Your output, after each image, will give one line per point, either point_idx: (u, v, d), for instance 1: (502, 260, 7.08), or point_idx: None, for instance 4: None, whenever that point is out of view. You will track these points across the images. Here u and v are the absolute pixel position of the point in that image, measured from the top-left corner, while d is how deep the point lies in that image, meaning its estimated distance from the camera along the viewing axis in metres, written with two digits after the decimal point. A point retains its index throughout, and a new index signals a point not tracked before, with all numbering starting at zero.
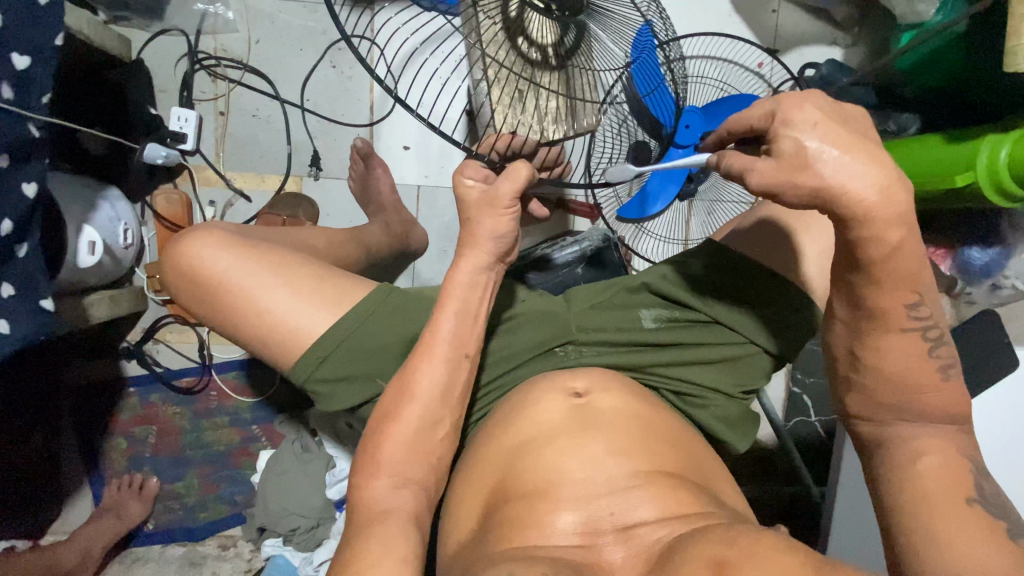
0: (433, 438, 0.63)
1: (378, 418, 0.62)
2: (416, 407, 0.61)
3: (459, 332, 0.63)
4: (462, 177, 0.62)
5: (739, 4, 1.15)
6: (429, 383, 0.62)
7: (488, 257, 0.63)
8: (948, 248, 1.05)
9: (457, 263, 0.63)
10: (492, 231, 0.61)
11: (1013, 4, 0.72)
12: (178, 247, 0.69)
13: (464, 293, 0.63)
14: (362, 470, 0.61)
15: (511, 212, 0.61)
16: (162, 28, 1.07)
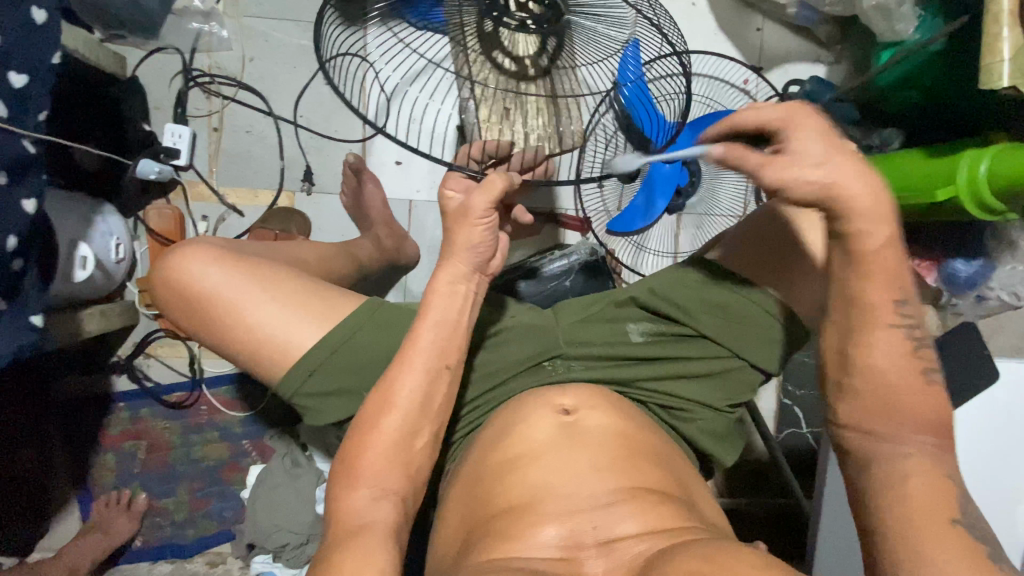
0: (413, 448, 0.63)
1: (360, 429, 0.62)
2: (395, 418, 0.61)
3: (439, 342, 0.63)
4: (444, 189, 0.62)
5: (724, 22, 1.18)
6: (409, 393, 0.62)
7: (466, 266, 0.63)
8: (933, 260, 1.06)
9: (437, 273, 0.64)
10: (466, 241, 0.62)
11: (987, 24, 0.74)
12: (168, 262, 0.69)
13: (443, 301, 0.63)
14: (343, 481, 0.61)
15: (484, 222, 0.61)
16: (158, 46, 1.09)
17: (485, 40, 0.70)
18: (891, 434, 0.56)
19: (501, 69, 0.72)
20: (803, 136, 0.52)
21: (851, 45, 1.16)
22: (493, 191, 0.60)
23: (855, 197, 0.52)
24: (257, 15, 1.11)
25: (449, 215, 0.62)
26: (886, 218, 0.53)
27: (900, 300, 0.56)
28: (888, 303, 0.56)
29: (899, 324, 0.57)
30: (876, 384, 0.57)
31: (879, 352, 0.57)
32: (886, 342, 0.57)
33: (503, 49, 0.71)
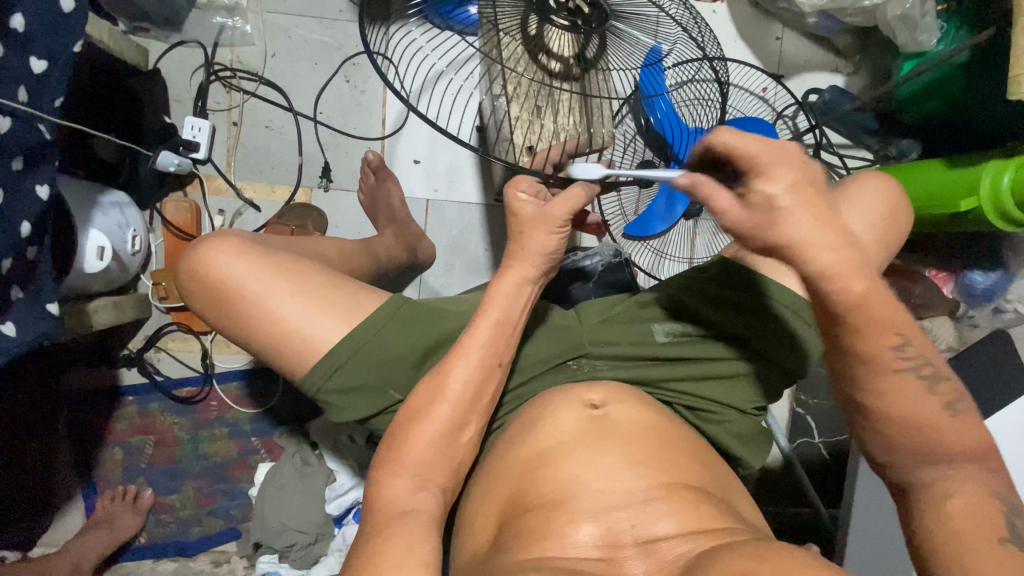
0: (460, 441, 0.62)
1: (407, 419, 0.61)
2: (447, 408, 0.61)
3: (493, 339, 0.63)
4: (517, 192, 0.65)
5: (743, 30, 1.18)
6: (460, 383, 0.61)
7: (533, 269, 0.64)
8: (949, 272, 1.08)
9: (503, 275, 0.64)
10: (541, 247, 0.64)
11: (1018, 34, 0.74)
12: (193, 253, 0.69)
13: (507, 301, 0.63)
14: (381, 475, 0.59)
15: (560, 231, 0.64)
16: (180, 40, 1.08)
17: (530, 43, 0.71)
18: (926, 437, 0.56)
19: (542, 68, 0.72)
20: (769, 187, 0.48)
21: (869, 55, 1.17)
22: (573, 201, 0.62)
23: (814, 257, 0.50)
24: (280, 12, 1.11)
25: (524, 220, 0.65)
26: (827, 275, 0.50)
27: (901, 343, 0.54)
28: (887, 347, 0.53)
29: (906, 368, 0.54)
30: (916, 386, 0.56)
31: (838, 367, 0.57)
32: (895, 386, 0.54)
33: (546, 50, 0.72)
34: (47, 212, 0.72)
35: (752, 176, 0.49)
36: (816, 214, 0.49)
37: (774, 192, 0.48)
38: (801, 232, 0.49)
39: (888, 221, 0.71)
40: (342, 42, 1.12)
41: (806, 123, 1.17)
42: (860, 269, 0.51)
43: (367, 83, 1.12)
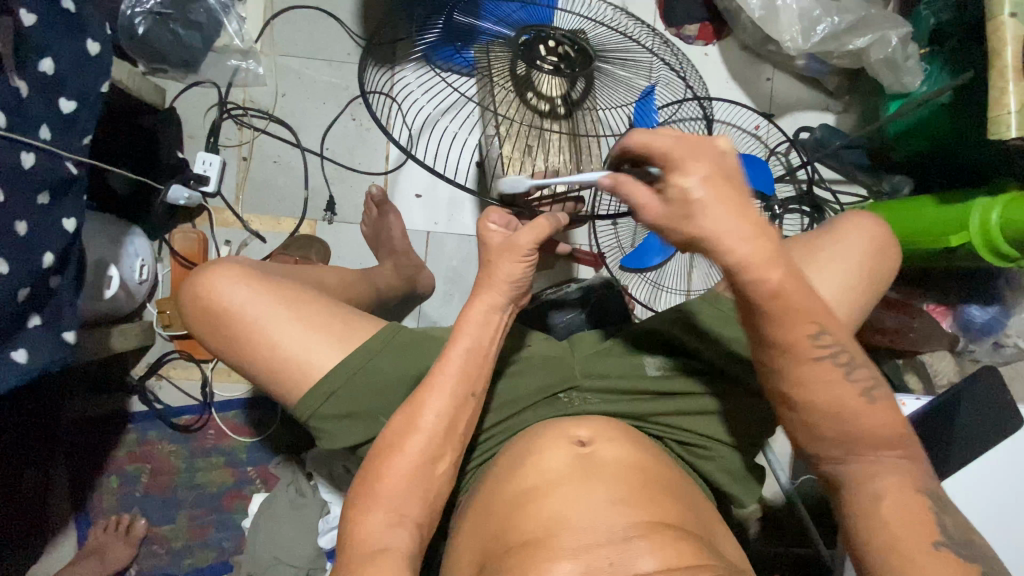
0: (436, 473, 0.62)
1: (383, 451, 0.61)
2: (420, 440, 0.61)
3: (466, 369, 0.63)
4: (488, 222, 0.66)
5: (734, 71, 1.22)
6: (434, 415, 0.61)
7: (504, 297, 0.64)
8: (947, 306, 1.09)
9: (472, 302, 0.65)
10: (508, 274, 0.63)
11: (993, 76, 0.78)
12: (196, 282, 0.71)
13: (477, 329, 0.64)
14: (358, 509, 0.59)
15: (528, 260, 0.63)
16: (196, 80, 1.14)
17: (518, 83, 0.73)
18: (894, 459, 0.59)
19: (531, 107, 0.75)
20: (683, 180, 0.51)
21: (859, 96, 1.21)
22: (540, 232, 0.63)
23: (735, 246, 0.52)
24: (292, 54, 1.17)
25: (491, 247, 0.64)
26: (775, 260, 0.53)
27: (818, 331, 0.57)
28: (804, 335, 0.57)
29: (823, 356, 0.58)
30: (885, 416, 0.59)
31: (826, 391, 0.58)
32: (813, 374, 0.58)
33: (534, 89, 0.74)
34: (72, 243, 0.77)
35: (669, 172, 0.51)
36: (727, 202, 0.51)
37: (685, 185, 0.51)
38: (715, 228, 0.51)
39: (877, 253, 0.73)
40: (349, 83, 1.18)
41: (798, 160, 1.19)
42: (774, 260, 0.53)
43: (372, 121, 1.17)
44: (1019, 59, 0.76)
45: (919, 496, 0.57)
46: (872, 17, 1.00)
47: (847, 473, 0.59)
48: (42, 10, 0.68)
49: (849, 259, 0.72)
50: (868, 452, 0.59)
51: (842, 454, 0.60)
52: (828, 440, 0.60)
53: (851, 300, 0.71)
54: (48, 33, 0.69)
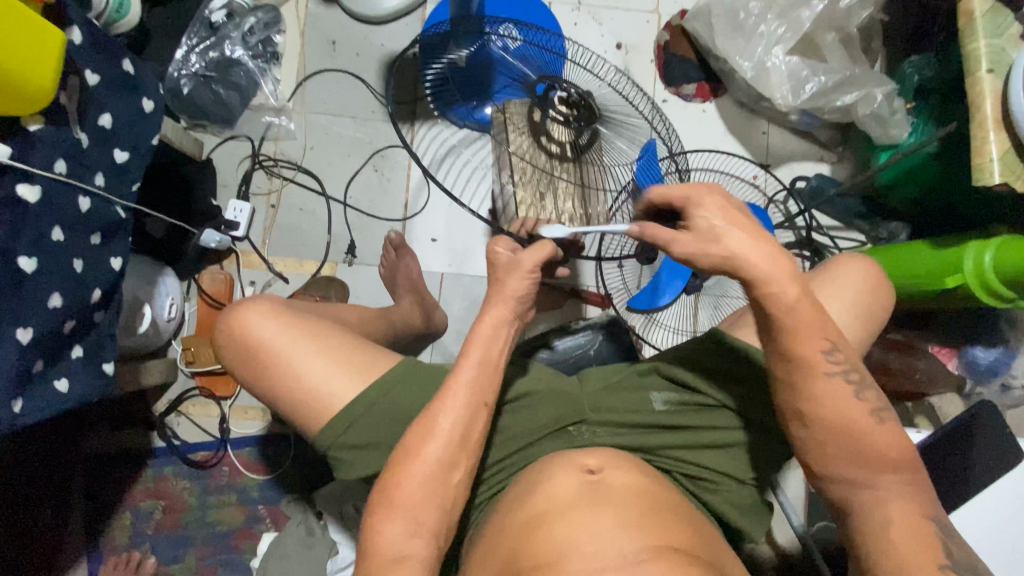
0: (451, 481, 0.64)
1: (398, 460, 0.63)
2: (437, 445, 0.63)
3: (477, 379, 0.66)
4: (495, 247, 0.71)
5: (731, 125, 1.29)
6: (450, 421, 0.64)
7: (509, 311, 0.69)
8: (952, 348, 1.09)
9: (481, 317, 0.68)
10: (513, 291, 0.68)
11: (973, 127, 0.84)
12: (231, 315, 0.75)
13: (488, 341, 0.67)
14: (376, 521, 0.61)
15: (532, 276, 0.69)
16: (232, 134, 1.23)
17: (533, 127, 0.83)
18: (910, 490, 0.60)
19: (542, 148, 0.83)
20: (705, 214, 0.61)
21: (851, 147, 1.27)
22: (542, 253, 0.69)
23: (759, 264, 0.60)
24: (320, 112, 1.26)
25: (498, 266, 0.70)
26: (793, 277, 0.61)
27: (831, 348, 0.62)
28: (820, 351, 0.62)
29: (835, 372, 0.62)
30: (897, 447, 0.61)
31: (834, 407, 0.62)
32: (810, 381, 0.62)
33: (547, 133, 0.83)
34: (116, 282, 0.84)
35: (690, 209, 0.62)
36: (746, 230, 0.61)
37: (715, 221, 0.60)
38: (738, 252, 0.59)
39: (871, 293, 0.77)
40: (373, 138, 1.26)
41: (797, 207, 1.25)
42: (793, 277, 0.61)
43: (392, 172, 1.25)
44: (998, 112, 0.82)
45: (925, 526, 0.58)
46: (857, 77, 1.09)
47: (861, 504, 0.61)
48: (106, 73, 0.77)
49: (856, 296, 0.76)
50: (882, 480, 0.60)
51: (854, 482, 0.61)
52: (848, 467, 0.61)
53: (858, 329, 0.76)
54: (106, 92, 0.77)
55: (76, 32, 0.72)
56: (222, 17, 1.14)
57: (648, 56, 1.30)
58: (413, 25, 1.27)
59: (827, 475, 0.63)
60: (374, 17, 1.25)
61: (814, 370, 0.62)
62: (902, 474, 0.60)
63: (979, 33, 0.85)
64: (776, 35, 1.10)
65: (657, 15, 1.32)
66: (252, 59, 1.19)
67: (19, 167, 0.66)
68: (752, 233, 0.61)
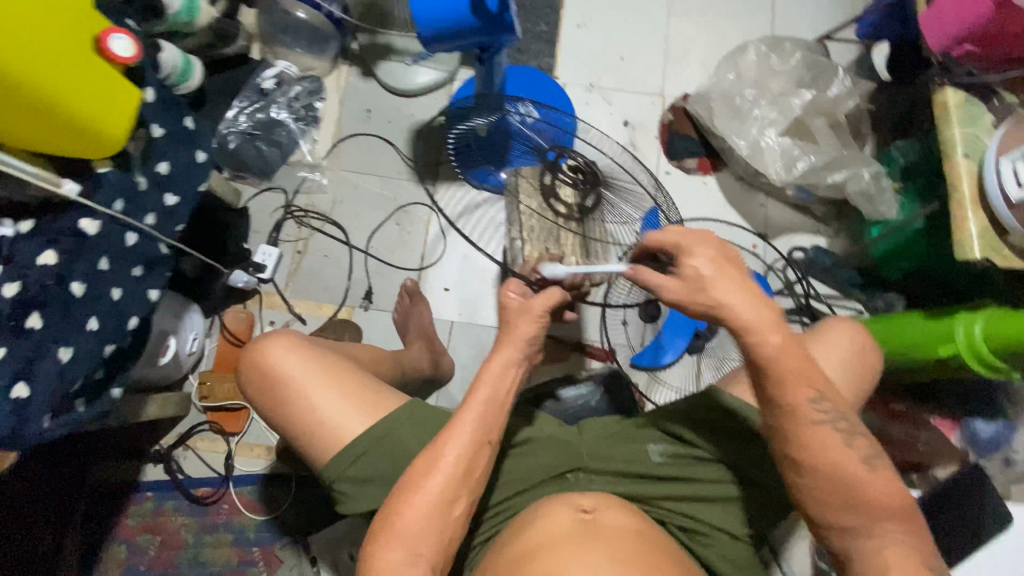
0: (452, 515, 0.65)
1: (401, 490, 0.65)
2: (440, 479, 0.65)
3: (483, 418, 0.69)
4: (506, 291, 0.76)
5: (731, 197, 1.38)
6: (454, 456, 0.66)
7: (519, 353, 0.72)
8: (953, 420, 1.10)
9: (491, 357, 0.72)
10: (523, 335, 0.73)
11: (953, 208, 0.90)
12: (254, 347, 0.80)
13: (495, 381, 0.70)
14: (376, 547, 0.63)
15: (541, 321, 0.74)
16: (268, 185, 1.33)
17: (544, 189, 0.91)
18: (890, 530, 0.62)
19: (552, 208, 0.90)
20: (693, 262, 0.65)
21: (845, 222, 1.35)
22: (551, 298, 0.74)
23: (741, 313, 0.63)
24: (351, 170, 1.37)
25: (511, 310, 0.75)
26: (775, 327, 0.64)
27: (818, 396, 0.64)
28: (803, 397, 0.64)
29: (823, 420, 0.64)
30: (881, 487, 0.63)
31: (827, 450, 0.64)
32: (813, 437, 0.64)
33: (556, 196, 0.91)
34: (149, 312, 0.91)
35: (682, 256, 0.66)
36: (732, 279, 0.64)
37: (701, 269, 0.64)
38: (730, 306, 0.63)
39: (863, 355, 0.81)
40: (397, 195, 1.36)
41: (795, 276, 1.31)
42: (774, 325, 0.63)
43: (413, 226, 1.34)
44: (976, 193, 0.89)
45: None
46: (845, 158, 1.17)
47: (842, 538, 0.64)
48: (169, 127, 0.87)
49: (844, 347, 0.80)
50: (873, 519, 0.62)
51: (849, 523, 0.63)
52: (855, 516, 0.63)
53: (847, 377, 0.79)
54: (168, 144, 0.87)
55: (150, 91, 0.83)
56: (273, 85, 1.28)
57: (653, 133, 1.42)
58: (440, 99, 1.40)
59: (833, 522, 0.64)
60: (406, 90, 1.39)
61: (806, 419, 0.64)
62: (888, 512, 0.62)
63: (954, 123, 0.93)
64: (769, 118, 1.20)
65: (662, 98, 1.45)
66: (294, 120, 1.33)
67: (86, 204, 0.74)
68: (741, 284, 0.64)
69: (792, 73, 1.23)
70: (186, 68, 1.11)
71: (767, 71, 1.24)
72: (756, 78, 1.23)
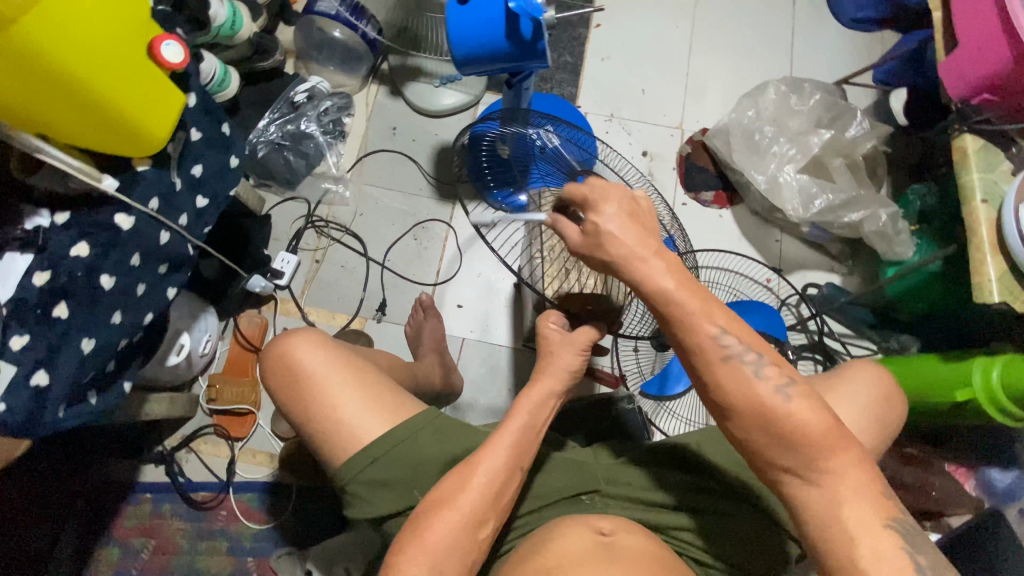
0: (478, 537, 0.64)
1: (431, 506, 0.64)
2: (472, 498, 0.64)
3: (518, 442, 0.69)
4: (547, 322, 0.76)
5: (747, 231, 1.39)
6: (487, 478, 0.65)
7: (559, 384, 0.73)
8: (969, 467, 1.08)
9: (532, 385, 0.73)
10: (566, 365, 0.74)
11: (970, 251, 0.91)
12: (280, 342, 0.80)
13: (535, 409, 0.71)
14: (400, 558, 0.61)
15: (585, 352, 0.75)
16: (292, 196, 1.37)
17: None
18: (836, 467, 0.54)
19: None
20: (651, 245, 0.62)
21: (860, 261, 1.35)
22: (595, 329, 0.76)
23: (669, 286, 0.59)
24: (374, 185, 1.39)
25: (552, 340, 0.75)
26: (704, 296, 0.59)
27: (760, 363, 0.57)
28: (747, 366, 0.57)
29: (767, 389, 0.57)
30: (808, 411, 0.55)
31: (742, 382, 0.57)
32: None
33: None
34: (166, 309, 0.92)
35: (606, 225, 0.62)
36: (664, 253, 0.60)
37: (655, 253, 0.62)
38: None
39: (883, 395, 0.80)
40: (417, 211, 1.38)
41: (808, 312, 1.31)
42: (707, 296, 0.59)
43: (431, 243, 1.36)
44: (993, 237, 0.90)
45: None
46: (862, 198, 1.19)
47: (789, 483, 0.56)
48: (206, 131, 0.90)
49: (860, 398, 0.79)
50: None
51: (791, 464, 0.55)
52: (793, 454, 0.55)
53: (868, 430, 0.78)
54: (204, 147, 0.90)
55: (193, 96, 0.86)
56: (304, 99, 1.32)
57: (671, 165, 1.44)
58: (464, 121, 1.44)
59: (772, 464, 0.56)
60: (431, 111, 1.43)
61: (714, 355, 0.57)
62: None
63: (972, 168, 0.95)
64: (787, 155, 1.23)
65: (680, 131, 1.48)
66: (322, 134, 1.35)
67: (122, 200, 0.76)
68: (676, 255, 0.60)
69: (810, 113, 1.26)
70: (223, 78, 1.15)
71: (786, 109, 1.27)
72: (775, 116, 1.26)
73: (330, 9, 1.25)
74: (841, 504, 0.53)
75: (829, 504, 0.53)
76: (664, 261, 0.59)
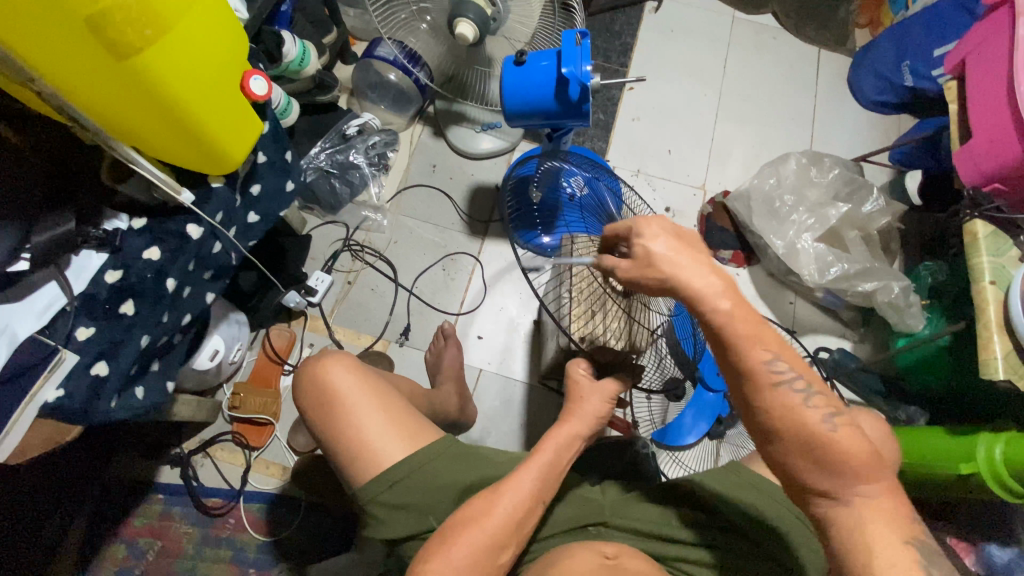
0: (497, 561, 0.67)
1: (459, 522, 0.68)
2: (495, 523, 0.67)
3: (539, 477, 0.72)
4: (576, 367, 0.82)
5: (763, 292, 1.44)
6: (509, 507, 0.69)
7: (587, 428, 0.78)
8: (969, 543, 1.08)
9: (556, 426, 0.77)
10: (594, 411, 0.79)
11: (980, 328, 0.95)
12: (314, 363, 0.85)
13: (559, 448, 0.75)
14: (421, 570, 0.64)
15: (611, 401, 0.80)
16: (333, 220, 1.45)
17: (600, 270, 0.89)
18: (839, 476, 0.53)
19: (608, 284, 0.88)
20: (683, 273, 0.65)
21: (871, 329, 1.39)
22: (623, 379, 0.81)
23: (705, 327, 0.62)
24: (409, 216, 1.47)
25: (578, 387, 0.81)
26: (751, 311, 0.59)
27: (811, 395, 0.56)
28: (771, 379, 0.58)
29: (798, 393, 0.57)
30: (848, 438, 0.55)
31: (783, 403, 0.56)
32: None
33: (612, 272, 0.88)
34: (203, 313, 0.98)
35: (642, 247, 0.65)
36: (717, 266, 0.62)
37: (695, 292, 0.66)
38: None
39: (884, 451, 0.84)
40: (448, 244, 1.45)
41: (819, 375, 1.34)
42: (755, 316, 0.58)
43: (457, 274, 1.42)
44: (1001, 319, 0.94)
45: None
46: (876, 269, 1.24)
47: (820, 503, 0.55)
48: (270, 156, 0.98)
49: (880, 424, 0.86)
50: None
51: (821, 482, 0.55)
52: (823, 472, 0.54)
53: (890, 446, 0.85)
54: (266, 170, 0.98)
55: (267, 125, 0.95)
56: (355, 132, 1.39)
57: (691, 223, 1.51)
58: (499, 164, 1.53)
59: (803, 482, 0.56)
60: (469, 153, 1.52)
61: (765, 379, 0.56)
62: None
63: (981, 251, 1.00)
64: (806, 224, 1.29)
65: (702, 191, 1.56)
66: (367, 166, 1.42)
67: (194, 211, 0.83)
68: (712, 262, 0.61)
69: (828, 185, 1.33)
70: (286, 106, 1.24)
71: (805, 180, 1.34)
72: (796, 186, 1.33)
73: (389, 55, 1.37)
74: (861, 514, 0.52)
75: (853, 516, 0.53)
76: (682, 276, 0.61)
